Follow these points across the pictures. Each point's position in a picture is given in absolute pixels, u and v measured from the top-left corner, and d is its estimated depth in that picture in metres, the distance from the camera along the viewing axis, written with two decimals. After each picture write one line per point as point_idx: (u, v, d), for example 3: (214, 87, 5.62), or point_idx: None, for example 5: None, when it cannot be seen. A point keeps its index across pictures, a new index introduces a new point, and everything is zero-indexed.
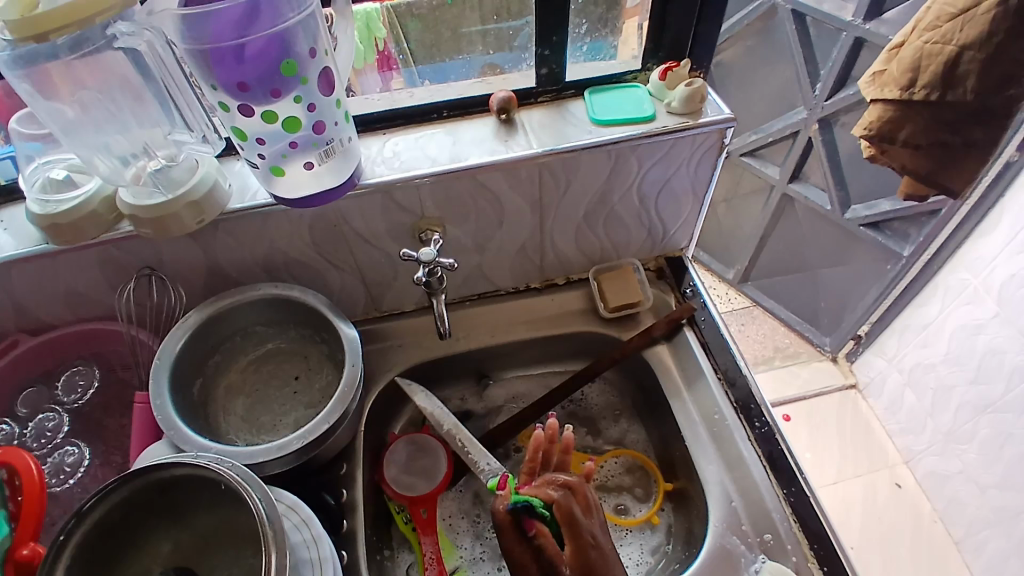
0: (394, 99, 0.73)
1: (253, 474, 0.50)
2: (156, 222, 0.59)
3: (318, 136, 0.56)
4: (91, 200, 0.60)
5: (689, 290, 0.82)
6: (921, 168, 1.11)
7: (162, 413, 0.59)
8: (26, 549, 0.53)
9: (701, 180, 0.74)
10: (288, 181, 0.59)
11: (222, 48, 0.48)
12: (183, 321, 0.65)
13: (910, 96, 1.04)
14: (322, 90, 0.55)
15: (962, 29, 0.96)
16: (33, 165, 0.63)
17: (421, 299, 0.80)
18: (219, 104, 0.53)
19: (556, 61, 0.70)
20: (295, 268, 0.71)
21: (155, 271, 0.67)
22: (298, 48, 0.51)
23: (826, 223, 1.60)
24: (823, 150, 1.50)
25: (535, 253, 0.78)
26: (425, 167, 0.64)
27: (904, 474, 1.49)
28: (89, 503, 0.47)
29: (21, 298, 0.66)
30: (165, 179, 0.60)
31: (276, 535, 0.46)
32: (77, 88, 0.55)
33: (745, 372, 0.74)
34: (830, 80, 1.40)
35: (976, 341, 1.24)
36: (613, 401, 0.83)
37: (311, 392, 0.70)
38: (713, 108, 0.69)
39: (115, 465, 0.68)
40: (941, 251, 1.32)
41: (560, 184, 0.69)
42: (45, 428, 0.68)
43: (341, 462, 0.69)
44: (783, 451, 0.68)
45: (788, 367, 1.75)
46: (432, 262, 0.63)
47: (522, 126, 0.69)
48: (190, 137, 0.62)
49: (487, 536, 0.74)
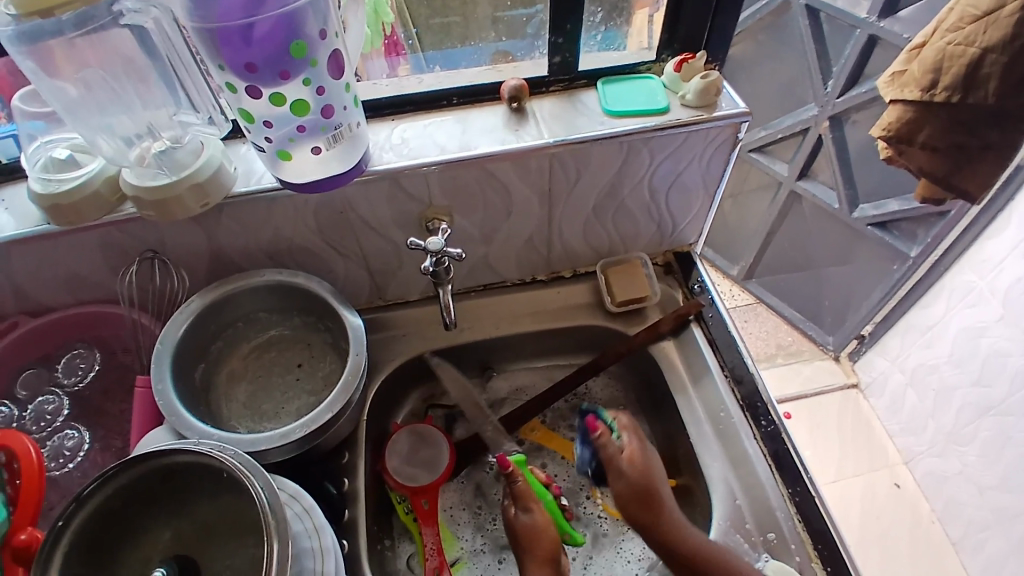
0: (402, 85, 0.72)
1: (254, 462, 0.49)
2: (158, 205, 0.58)
3: (327, 120, 0.55)
4: (94, 179, 0.59)
5: (697, 286, 0.81)
6: (939, 170, 1.10)
7: (163, 399, 0.58)
8: (24, 534, 0.52)
9: (713, 175, 0.73)
10: (294, 167, 0.58)
11: (229, 28, 0.46)
12: (186, 305, 0.64)
13: (931, 98, 1.03)
14: (331, 73, 0.54)
15: (985, 31, 0.95)
16: (35, 145, 0.62)
17: (426, 289, 0.79)
18: (225, 84, 0.51)
19: (569, 49, 0.69)
20: (300, 254, 0.70)
21: (158, 254, 0.66)
22: (307, 30, 0.50)
23: (832, 221, 1.58)
24: (832, 148, 1.48)
25: (542, 245, 0.77)
26: (433, 155, 0.63)
27: (903, 474, 1.49)
28: (89, 488, 0.47)
29: (22, 280, 0.66)
30: (170, 162, 0.59)
31: (278, 524, 0.45)
32: (81, 64, 0.54)
33: (752, 370, 0.73)
34: (843, 77, 1.39)
35: (979, 343, 1.23)
36: (617, 396, 0.83)
37: (314, 379, 0.70)
38: (728, 101, 0.67)
39: (115, 450, 0.67)
40: (949, 252, 1.31)
41: (570, 174, 0.68)
42: (44, 410, 0.68)
43: (343, 451, 0.68)
44: (788, 449, 0.68)
45: (790, 365, 1.74)
46: (440, 251, 0.62)
47: (533, 115, 0.68)
48: (195, 118, 0.60)
49: (488, 528, 0.74)
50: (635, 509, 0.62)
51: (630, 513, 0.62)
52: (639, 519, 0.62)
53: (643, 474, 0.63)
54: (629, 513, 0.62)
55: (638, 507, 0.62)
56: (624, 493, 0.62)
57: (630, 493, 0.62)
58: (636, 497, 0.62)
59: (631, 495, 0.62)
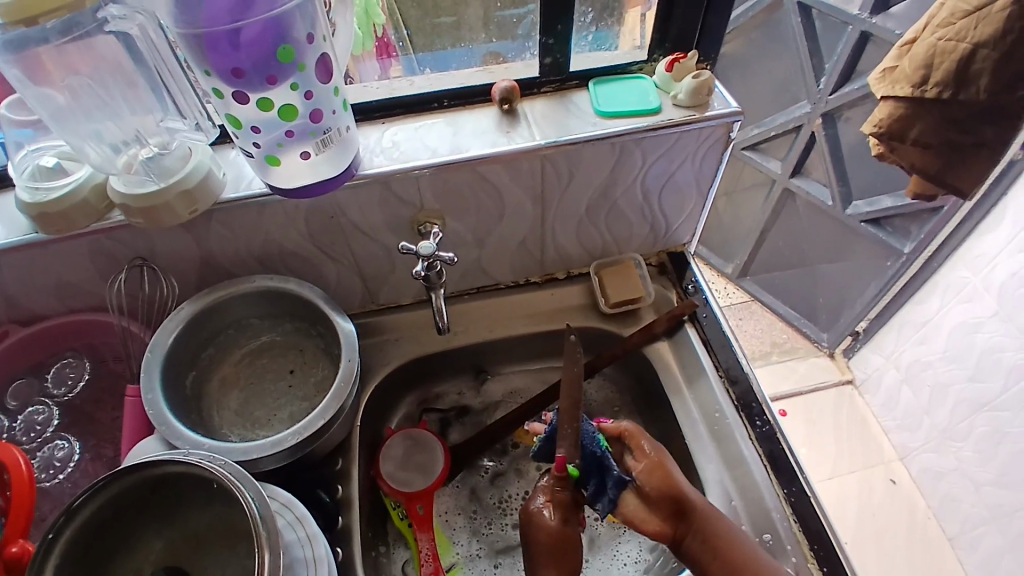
0: (393, 87, 0.71)
1: (245, 473, 0.49)
2: (146, 212, 0.57)
3: (316, 124, 0.55)
4: (82, 188, 0.58)
5: (691, 286, 0.81)
6: (932, 166, 1.10)
7: (153, 408, 0.58)
8: (14, 547, 0.51)
9: (706, 175, 0.73)
10: (283, 171, 0.57)
11: (216, 33, 0.46)
12: (175, 313, 0.63)
13: (922, 94, 1.03)
14: (320, 77, 0.53)
15: (976, 27, 0.95)
16: (22, 153, 0.61)
17: (419, 292, 0.79)
18: (212, 90, 0.51)
19: (560, 51, 0.68)
20: (291, 260, 0.70)
21: (147, 262, 0.65)
22: (295, 33, 0.49)
23: (824, 218, 1.59)
24: (825, 145, 1.48)
25: (536, 247, 0.77)
26: (424, 158, 0.63)
27: (899, 470, 1.49)
28: (80, 499, 0.46)
29: (9, 289, 0.65)
30: (158, 169, 0.58)
31: (269, 534, 0.45)
32: (69, 70, 0.53)
33: (747, 370, 0.73)
34: (835, 74, 1.39)
35: (973, 339, 1.24)
36: (612, 397, 0.82)
37: (306, 385, 0.69)
38: (720, 101, 0.67)
39: (106, 459, 0.67)
40: (942, 249, 1.31)
41: (563, 175, 0.68)
42: (35, 421, 0.67)
43: (337, 457, 0.67)
44: (783, 449, 0.68)
45: (785, 363, 1.74)
46: (431, 255, 0.62)
47: (524, 117, 0.68)
48: (182, 124, 0.60)
49: (484, 532, 0.73)
50: (671, 478, 0.59)
51: (666, 487, 0.59)
52: (674, 490, 0.58)
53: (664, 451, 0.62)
54: (662, 486, 0.59)
55: (673, 478, 0.59)
56: (659, 465, 0.60)
57: (664, 465, 0.60)
58: (669, 468, 0.60)
59: (666, 466, 0.60)
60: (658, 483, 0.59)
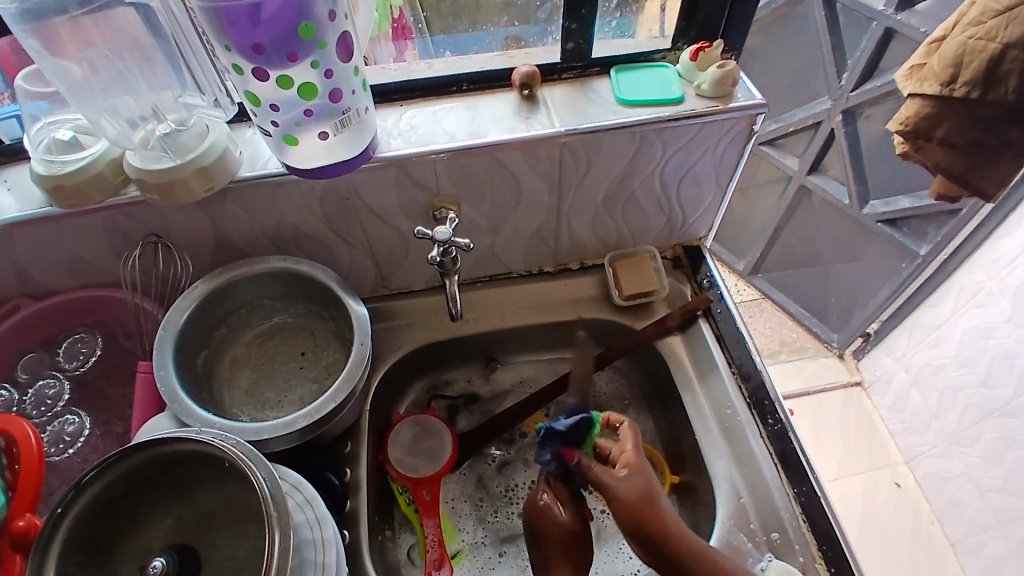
0: (410, 70, 0.71)
1: (257, 452, 0.49)
2: (161, 188, 0.57)
3: (335, 104, 0.54)
4: (97, 162, 0.58)
5: (706, 281, 0.79)
6: (956, 167, 1.08)
7: (166, 385, 0.58)
8: (23, 520, 0.51)
9: (726, 168, 0.72)
10: (299, 152, 0.57)
11: (237, 7, 0.45)
12: (189, 291, 0.63)
13: (950, 93, 1.00)
14: (340, 57, 0.53)
15: (1007, 27, 0.93)
16: (38, 126, 0.60)
17: (432, 278, 0.78)
18: (232, 66, 0.50)
19: (583, 36, 0.67)
20: (304, 242, 0.69)
21: (161, 239, 0.65)
22: (317, 11, 0.48)
23: (840, 217, 1.56)
24: (844, 143, 1.46)
25: (550, 236, 0.76)
26: (442, 143, 0.62)
27: (905, 474, 1.49)
28: (89, 476, 0.46)
29: (22, 260, 0.65)
30: (174, 145, 0.58)
31: (279, 513, 0.45)
32: (86, 42, 0.53)
33: (760, 366, 0.71)
34: (857, 71, 1.36)
35: (987, 344, 1.23)
36: (622, 390, 0.82)
37: (317, 367, 0.69)
38: (744, 93, 0.66)
39: (115, 436, 0.67)
40: (959, 252, 1.30)
41: (581, 165, 0.67)
42: (45, 395, 0.67)
43: (346, 441, 0.68)
44: (795, 448, 0.66)
45: (794, 361, 1.73)
46: (447, 241, 0.61)
47: (544, 103, 0.67)
48: (200, 100, 0.59)
49: (490, 520, 0.73)
50: (645, 513, 0.57)
51: (633, 517, 0.58)
52: (651, 526, 0.57)
53: (643, 483, 0.59)
54: (640, 517, 0.57)
55: (647, 509, 0.58)
56: (627, 496, 0.58)
57: (638, 496, 0.58)
58: (646, 499, 0.58)
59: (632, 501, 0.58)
60: (623, 516, 0.58)
